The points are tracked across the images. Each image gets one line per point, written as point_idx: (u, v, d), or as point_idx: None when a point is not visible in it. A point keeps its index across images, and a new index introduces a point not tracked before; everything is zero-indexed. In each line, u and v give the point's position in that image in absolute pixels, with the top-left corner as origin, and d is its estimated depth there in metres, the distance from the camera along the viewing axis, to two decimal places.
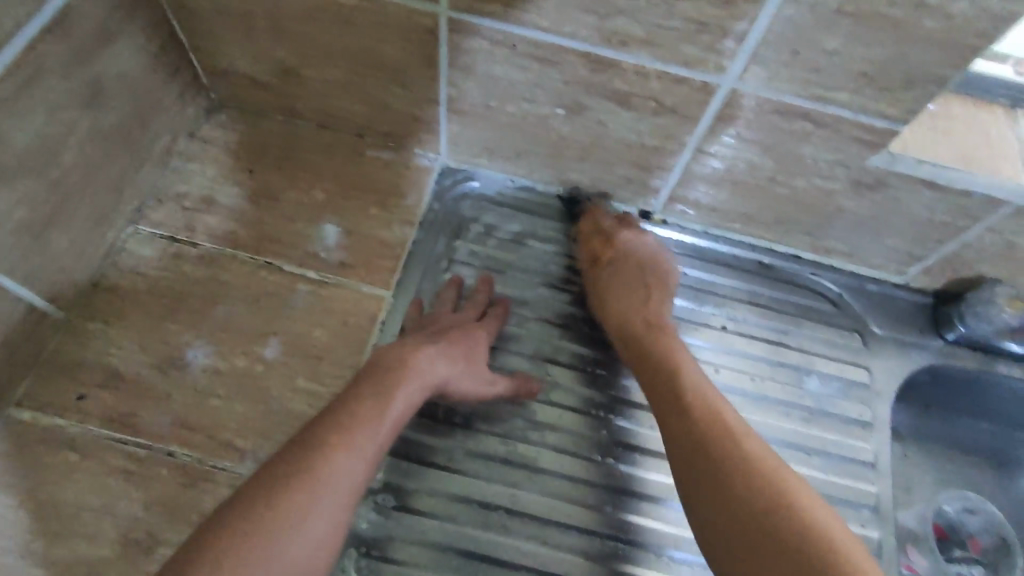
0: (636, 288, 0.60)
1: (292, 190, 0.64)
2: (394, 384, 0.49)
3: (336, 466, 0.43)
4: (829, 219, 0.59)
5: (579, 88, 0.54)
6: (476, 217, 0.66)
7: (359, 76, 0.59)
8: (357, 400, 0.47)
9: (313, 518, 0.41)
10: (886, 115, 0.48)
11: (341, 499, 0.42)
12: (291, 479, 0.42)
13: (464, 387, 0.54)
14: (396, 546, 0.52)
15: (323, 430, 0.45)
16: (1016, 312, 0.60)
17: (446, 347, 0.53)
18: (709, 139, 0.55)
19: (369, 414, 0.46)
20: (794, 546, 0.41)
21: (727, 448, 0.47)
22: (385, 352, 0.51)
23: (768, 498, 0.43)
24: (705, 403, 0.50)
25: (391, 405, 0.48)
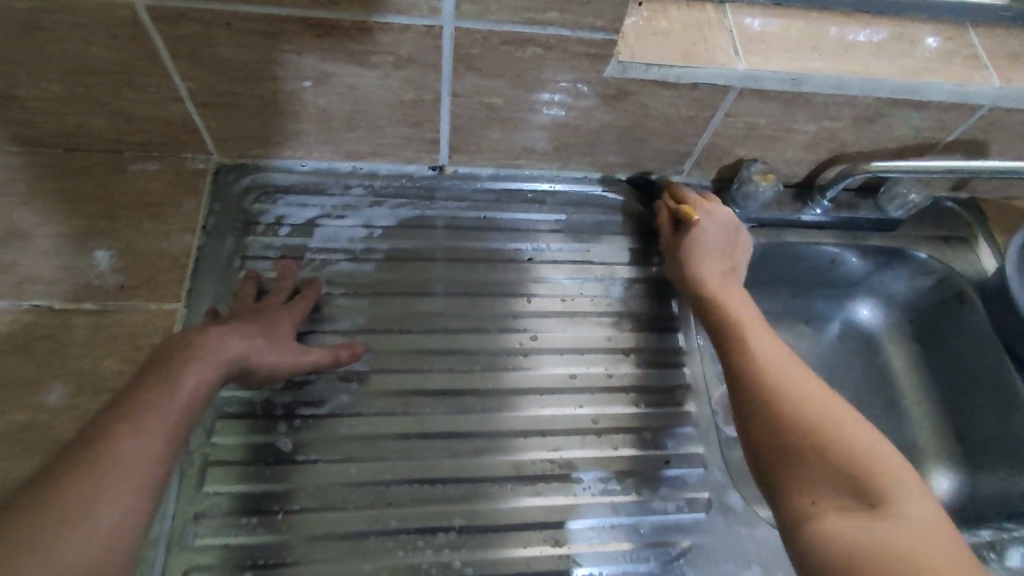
0: (708, 249, 0.63)
1: (49, 223, 0.58)
2: (178, 362, 0.43)
3: (120, 456, 0.38)
4: (597, 136, 0.64)
5: (314, 56, 0.53)
6: (264, 209, 0.63)
7: (83, 87, 0.54)
8: (143, 385, 0.41)
9: (102, 513, 0.36)
10: (599, 28, 0.52)
11: (130, 488, 0.37)
12: (64, 484, 0.36)
13: (272, 363, 0.49)
14: (277, 548, 0.50)
15: (105, 421, 0.39)
16: (771, 183, 0.68)
17: (236, 326, 0.48)
18: (459, 83, 0.56)
19: (153, 396, 0.41)
20: (841, 466, 0.44)
21: (787, 382, 0.50)
22: (168, 341, 0.45)
23: (819, 424, 0.46)
24: (763, 351, 0.53)
25: (180, 383, 0.42)
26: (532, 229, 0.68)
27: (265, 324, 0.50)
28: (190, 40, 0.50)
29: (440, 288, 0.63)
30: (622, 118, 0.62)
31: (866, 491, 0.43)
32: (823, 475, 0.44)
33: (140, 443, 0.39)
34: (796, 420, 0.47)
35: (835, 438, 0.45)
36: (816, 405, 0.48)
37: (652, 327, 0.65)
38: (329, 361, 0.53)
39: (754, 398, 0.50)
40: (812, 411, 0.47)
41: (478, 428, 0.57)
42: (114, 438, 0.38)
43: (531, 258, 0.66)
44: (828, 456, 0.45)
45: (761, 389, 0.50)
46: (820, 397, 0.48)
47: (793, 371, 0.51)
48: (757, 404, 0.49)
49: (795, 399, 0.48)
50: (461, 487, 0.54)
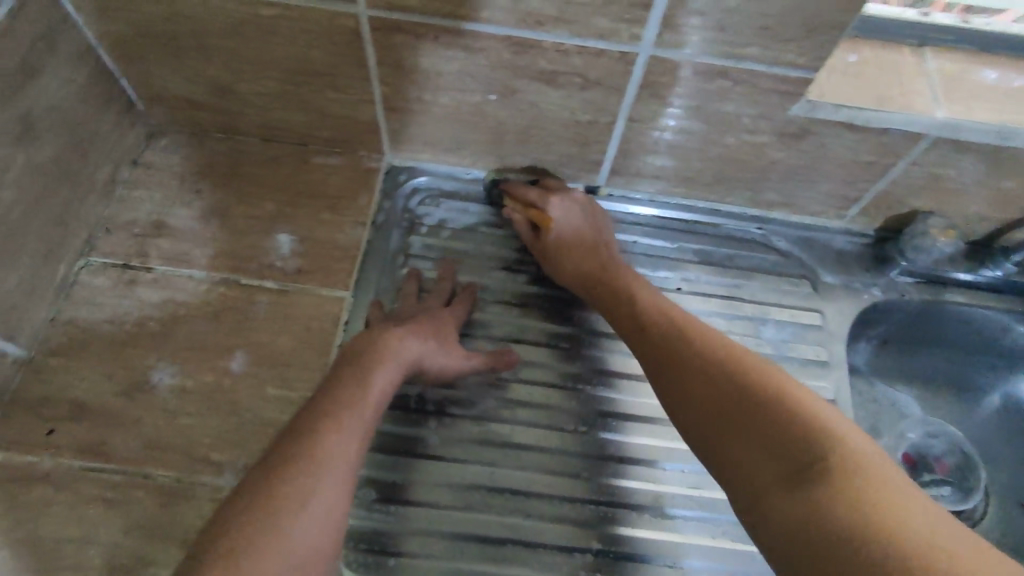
0: (584, 234, 0.61)
1: (242, 205, 0.64)
2: (369, 366, 0.48)
3: (330, 446, 0.42)
4: (766, 172, 0.62)
5: (506, 73, 0.55)
6: (426, 212, 0.67)
7: (293, 85, 0.59)
8: (338, 384, 0.46)
9: (322, 498, 0.40)
10: (798, 65, 0.50)
11: (337, 474, 0.41)
12: (289, 470, 0.41)
13: (441, 364, 0.54)
14: (403, 539, 0.51)
15: (311, 416, 0.44)
16: (949, 241, 0.64)
17: (415, 330, 0.53)
18: (638, 109, 0.57)
19: (348, 396, 0.46)
20: (792, 454, 0.40)
21: (700, 358, 0.49)
22: (357, 342, 0.51)
23: (759, 413, 0.43)
24: (699, 338, 0.51)
25: (371, 385, 0.47)
26: (680, 259, 0.67)
27: (437, 326, 0.55)
28: (397, 50, 0.54)
29: (586, 307, 0.63)
30: (797, 157, 0.60)
31: (794, 453, 0.40)
32: (751, 448, 0.43)
33: (343, 435, 0.43)
34: (717, 401, 0.46)
35: (756, 407, 0.44)
36: (733, 376, 0.46)
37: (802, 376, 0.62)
38: (488, 365, 0.56)
39: (677, 387, 0.49)
40: (730, 384, 0.46)
41: (616, 452, 0.57)
42: (323, 431, 0.43)
43: (678, 288, 0.65)
44: (751, 428, 0.43)
45: (681, 376, 0.49)
46: (735, 365, 0.47)
47: (710, 343, 0.50)
48: (681, 396, 0.49)
49: (710, 379, 0.47)
50: (595, 509, 0.54)
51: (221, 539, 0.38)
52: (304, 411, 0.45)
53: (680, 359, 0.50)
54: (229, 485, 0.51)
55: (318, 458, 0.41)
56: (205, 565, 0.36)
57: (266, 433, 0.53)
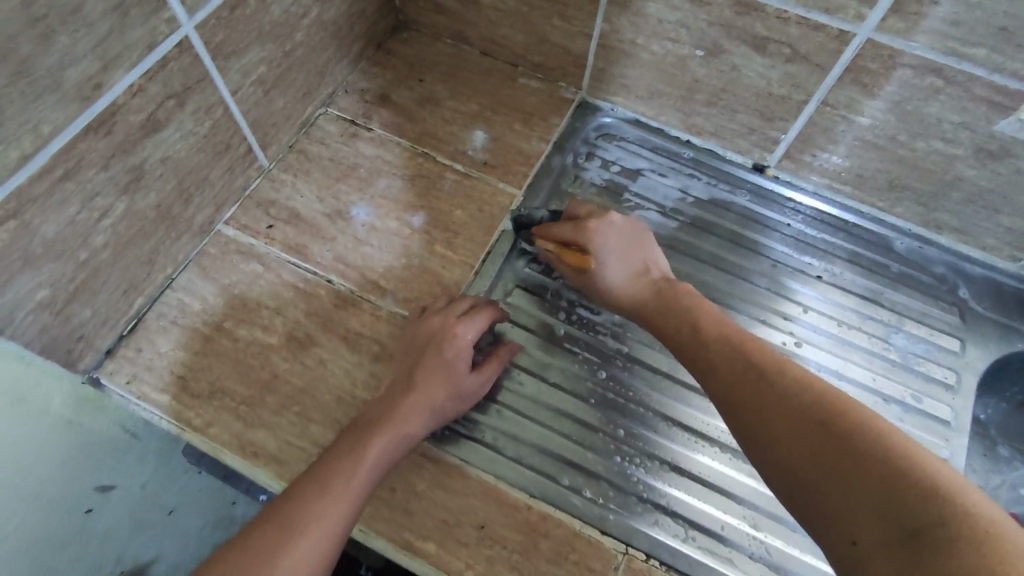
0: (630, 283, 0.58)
1: (452, 99, 0.74)
2: (376, 427, 0.49)
3: (354, 469, 0.47)
4: (947, 188, 0.62)
5: (721, 31, 0.60)
6: (602, 147, 0.73)
7: (529, 7, 0.68)
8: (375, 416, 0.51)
9: (339, 511, 0.44)
10: (1019, 77, 0.51)
11: (335, 529, 0.43)
12: (320, 483, 0.45)
13: (455, 399, 0.54)
14: (498, 389, 0.59)
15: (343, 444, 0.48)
16: None
17: (424, 382, 0.53)
18: (835, 92, 0.60)
19: (351, 457, 0.47)
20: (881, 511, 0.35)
21: (788, 405, 0.43)
22: (379, 402, 0.52)
23: (819, 462, 0.39)
24: (754, 365, 0.47)
25: (368, 453, 0.48)
26: (829, 252, 0.68)
27: (449, 365, 0.54)
28: None
29: (725, 267, 0.67)
30: (986, 179, 0.59)
31: (894, 509, 0.35)
32: (856, 515, 0.36)
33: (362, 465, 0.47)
34: (810, 462, 0.40)
35: (828, 450, 0.39)
36: (795, 413, 0.43)
37: (929, 389, 0.61)
38: (500, 369, 0.57)
39: (761, 445, 0.44)
40: (824, 439, 0.40)
41: None
42: (349, 457, 0.47)
43: (818, 276, 0.67)
44: (844, 488, 0.38)
45: (764, 431, 0.44)
46: (824, 413, 0.41)
47: (803, 391, 0.44)
48: (760, 447, 0.44)
49: (801, 434, 0.41)
50: (683, 434, 0.58)
51: (270, 514, 0.43)
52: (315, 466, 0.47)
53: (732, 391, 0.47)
54: (388, 308, 0.61)
55: (318, 517, 0.43)
56: (255, 536, 0.42)
57: (426, 278, 0.63)
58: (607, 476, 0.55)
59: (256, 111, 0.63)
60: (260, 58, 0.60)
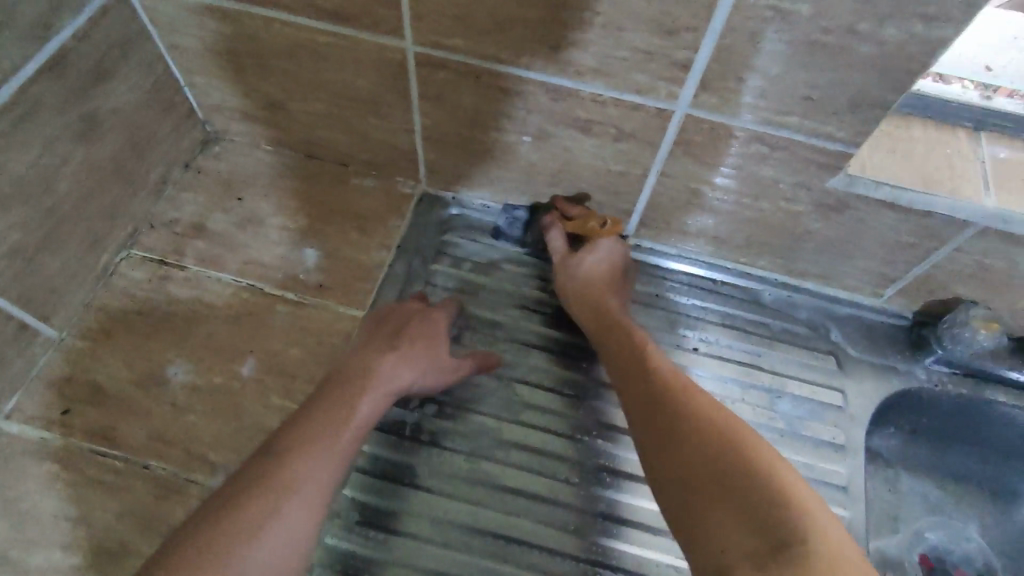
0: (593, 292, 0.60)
1: (278, 215, 0.66)
2: (359, 389, 0.51)
3: (305, 470, 0.45)
4: (799, 240, 0.61)
5: (543, 117, 0.56)
6: (451, 241, 0.67)
7: (340, 109, 0.62)
8: (322, 405, 0.49)
9: (281, 524, 0.43)
10: (838, 139, 0.49)
11: (315, 502, 0.45)
12: (254, 491, 0.43)
13: (431, 376, 0.56)
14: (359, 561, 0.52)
15: (290, 438, 0.46)
16: (991, 335, 0.60)
17: (407, 351, 0.55)
18: (670, 164, 0.56)
19: (297, 455, 0.45)
20: (753, 517, 0.37)
21: (696, 432, 0.44)
22: (348, 366, 0.52)
23: (712, 470, 0.41)
24: (673, 387, 0.49)
25: (354, 412, 0.49)
26: (702, 318, 0.65)
27: (431, 338, 0.57)
28: (439, 85, 0.56)
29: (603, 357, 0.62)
30: (832, 229, 0.58)
31: (764, 523, 0.37)
32: (728, 528, 0.38)
33: (315, 468, 0.45)
34: (707, 479, 0.41)
35: (716, 465, 0.41)
36: (701, 428, 0.44)
37: (818, 456, 0.59)
38: (472, 368, 0.58)
39: (653, 441, 0.46)
40: (728, 468, 0.41)
41: (605, 507, 0.55)
42: (294, 459, 0.45)
43: (695, 348, 0.63)
44: (721, 493, 0.40)
45: (664, 435, 0.45)
46: (738, 455, 0.41)
47: (713, 413, 0.45)
48: (661, 448, 0.45)
49: (684, 433, 0.44)
50: (574, 565, 0.53)
51: (191, 540, 0.41)
52: (292, 423, 0.48)
53: (652, 403, 0.48)
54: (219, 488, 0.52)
55: (300, 486, 0.44)
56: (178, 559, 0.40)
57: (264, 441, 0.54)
58: None
59: (19, 283, 0.52)
60: (8, 225, 0.50)
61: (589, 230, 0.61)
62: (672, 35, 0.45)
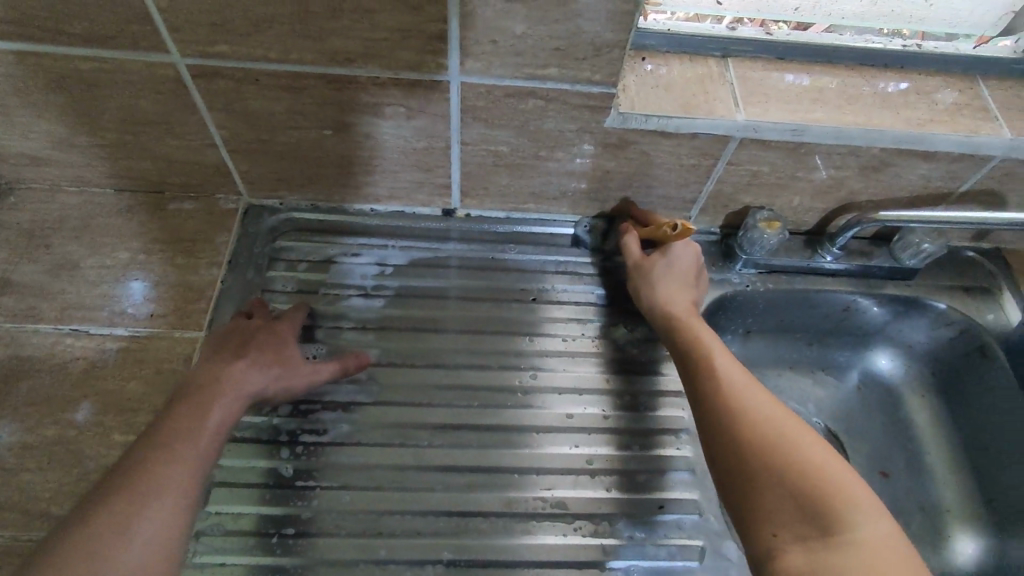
0: (667, 294, 0.63)
1: (94, 256, 0.64)
2: (209, 397, 0.51)
3: (165, 472, 0.45)
4: (603, 182, 0.66)
5: (335, 108, 0.58)
6: (286, 247, 0.68)
7: (132, 135, 0.61)
8: (172, 414, 0.49)
9: (143, 525, 0.42)
10: (597, 82, 0.55)
11: (180, 500, 0.45)
12: (108, 501, 0.43)
13: (290, 380, 0.56)
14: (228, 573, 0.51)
15: (144, 450, 0.46)
16: (776, 232, 0.67)
17: (255, 357, 0.55)
18: (466, 131, 0.60)
19: (158, 460, 0.46)
20: (810, 508, 0.43)
21: (757, 427, 0.48)
22: (196, 376, 0.53)
23: (770, 461, 0.46)
24: (731, 384, 0.52)
25: (209, 416, 0.50)
26: (538, 270, 0.70)
27: (278, 345, 0.57)
28: (223, 93, 0.56)
29: (452, 324, 0.65)
30: (624, 166, 0.64)
31: (815, 516, 0.42)
32: (777, 513, 0.44)
33: (175, 468, 0.46)
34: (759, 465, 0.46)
35: (773, 460, 0.45)
36: (760, 425, 0.48)
37: (657, 368, 0.65)
38: (340, 373, 0.59)
39: (714, 429, 0.50)
40: (785, 458, 0.45)
41: (472, 460, 0.58)
42: (149, 463, 0.45)
43: (534, 298, 0.68)
44: (780, 486, 0.44)
45: (724, 424, 0.49)
46: (797, 448, 0.46)
47: (772, 412, 0.49)
48: (722, 435, 0.49)
49: (744, 426, 0.48)
50: (451, 520, 0.55)
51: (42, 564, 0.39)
52: (149, 434, 0.48)
53: (709, 395, 0.52)
54: None
55: (162, 488, 0.44)
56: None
57: None
58: None
59: None
60: None
61: (662, 235, 0.64)
62: (419, 11, 0.48)
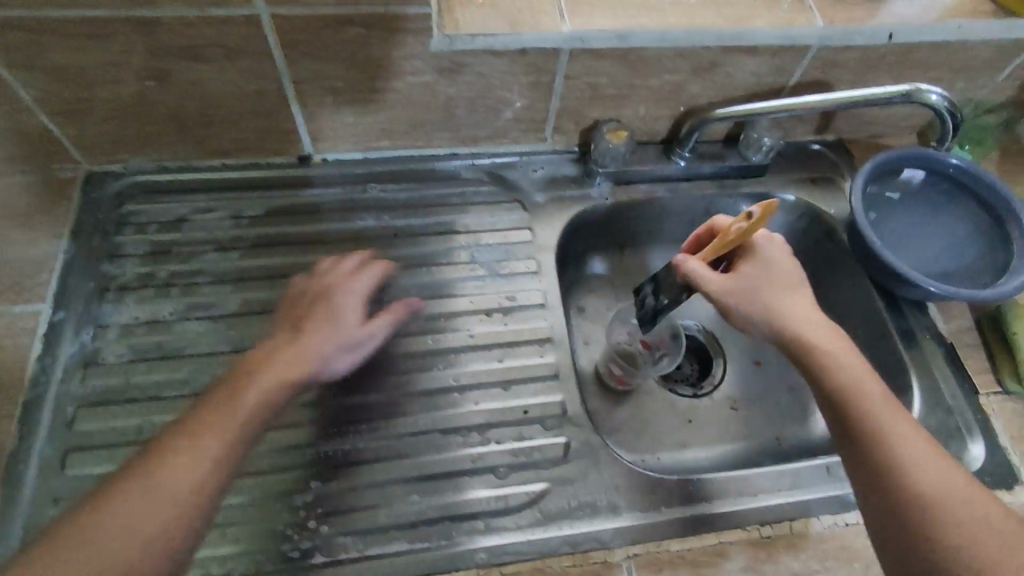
0: (742, 289, 0.56)
1: None
2: (229, 399, 0.50)
3: (168, 464, 0.45)
4: (450, 109, 0.66)
5: (148, 55, 0.55)
6: (132, 210, 0.66)
7: None
8: (198, 412, 0.49)
9: (115, 510, 0.43)
10: (410, 3, 0.54)
11: (185, 499, 0.45)
12: (123, 500, 0.43)
13: (341, 344, 0.57)
14: None
15: (148, 460, 0.46)
16: (621, 141, 0.69)
17: (261, 376, 0.52)
18: (293, 69, 0.59)
19: (189, 453, 0.46)
20: (923, 527, 0.42)
21: (866, 427, 0.47)
22: (239, 376, 0.52)
23: (895, 470, 0.45)
24: (835, 380, 0.49)
25: (237, 407, 0.50)
26: (401, 205, 0.70)
27: (315, 305, 0.59)
28: (20, 49, 0.53)
29: (313, 268, 0.65)
30: (465, 90, 0.64)
31: (942, 532, 0.42)
32: (905, 527, 0.43)
33: (193, 450, 0.46)
34: (904, 487, 0.44)
35: (893, 472, 0.45)
36: (876, 428, 0.47)
37: (518, 285, 0.67)
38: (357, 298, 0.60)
39: (837, 420, 0.49)
40: (886, 475, 0.45)
41: (339, 394, 0.59)
42: (159, 462, 0.46)
43: (395, 233, 0.68)
44: (892, 500, 0.44)
45: (848, 411, 0.48)
46: (894, 460, 0.45)
47: (878, 414, 0.47)
48: (846, 432, 0.48)
49: (880, 418, 0.47)
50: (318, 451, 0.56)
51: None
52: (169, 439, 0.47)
53: (829, 383, 0.50)
54: None
55: (176, 475, 0.45)
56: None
57: None
58: (253, 540, 0.52)
59: None
60: None
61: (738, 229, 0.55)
62: None
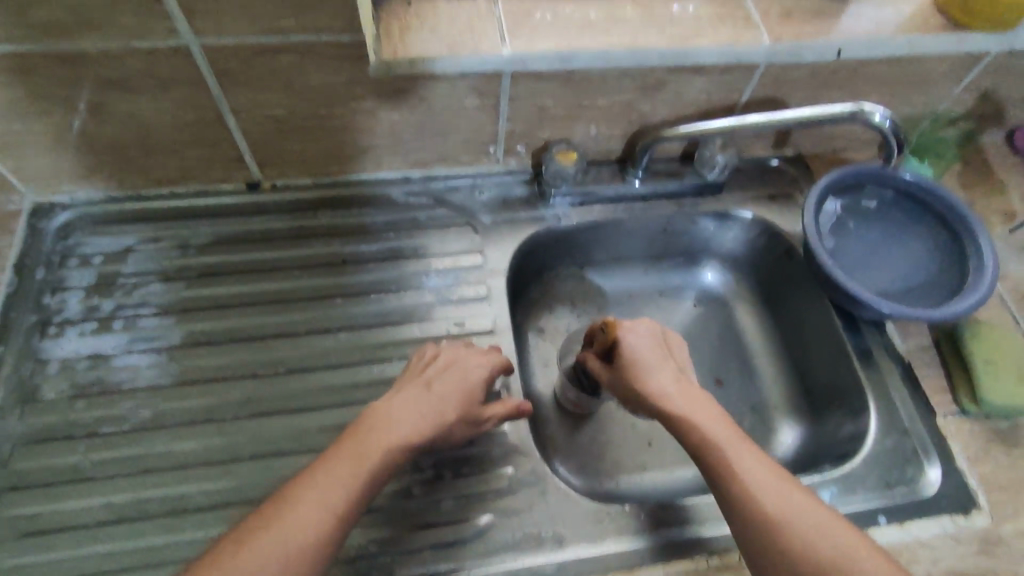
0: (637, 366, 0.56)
1: None
2: (378, 440, 0.49)
3: (306, 514, 0.44)
4: (396, 133, 0.66)
5: (79, 88, 0.55)
6: (77, 242, 0.65)
7: None
8: (331, 459, 0.47)
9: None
10: (341, 30, 0.53)
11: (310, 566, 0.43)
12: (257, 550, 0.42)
13: (462, 418, 0.55)
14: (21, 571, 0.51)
15: (300, 504, 0.44)
16: (570, 162, 0.68)
17: (430, 403, 0.53)
18: (230, 98, 0.58)
19: (315, 515, 0.44)
20: None
21: (743, 497, 0.46)
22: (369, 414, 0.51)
23: (773, 542, 0.43)
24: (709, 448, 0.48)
25: (378, 457, 0.48)
26: (351, 231, 0.69)
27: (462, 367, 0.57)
28: None
29: (260, 297, 0.65)
30: (409, 113, 0.63)
31: None
32: None
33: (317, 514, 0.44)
34: (782, 555, 0.43)
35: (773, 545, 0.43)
36: (749, 496, 0.45)
37: (467, 311, 0.66)
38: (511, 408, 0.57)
39: (717, 493, 0.47)
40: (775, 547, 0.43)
41: (283, 428, 0.58)
42: (290, 511, 0.44)
43: (344, 259, 0.68)
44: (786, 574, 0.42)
45: (724, 484, 0.47)
46: (776, 530, 0.44)
47: (751, 481, 0.46)
48: (728, 505, 0.46)
49: (751, 486, 0.46)
50: (258, 487, 0.55)
51: None
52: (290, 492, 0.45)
53: (704, 456, 0.48)
54: None
55: (307, 544, 0.43)
56: None
57: None
58: None
59: None
60: None
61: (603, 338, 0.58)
62: None
